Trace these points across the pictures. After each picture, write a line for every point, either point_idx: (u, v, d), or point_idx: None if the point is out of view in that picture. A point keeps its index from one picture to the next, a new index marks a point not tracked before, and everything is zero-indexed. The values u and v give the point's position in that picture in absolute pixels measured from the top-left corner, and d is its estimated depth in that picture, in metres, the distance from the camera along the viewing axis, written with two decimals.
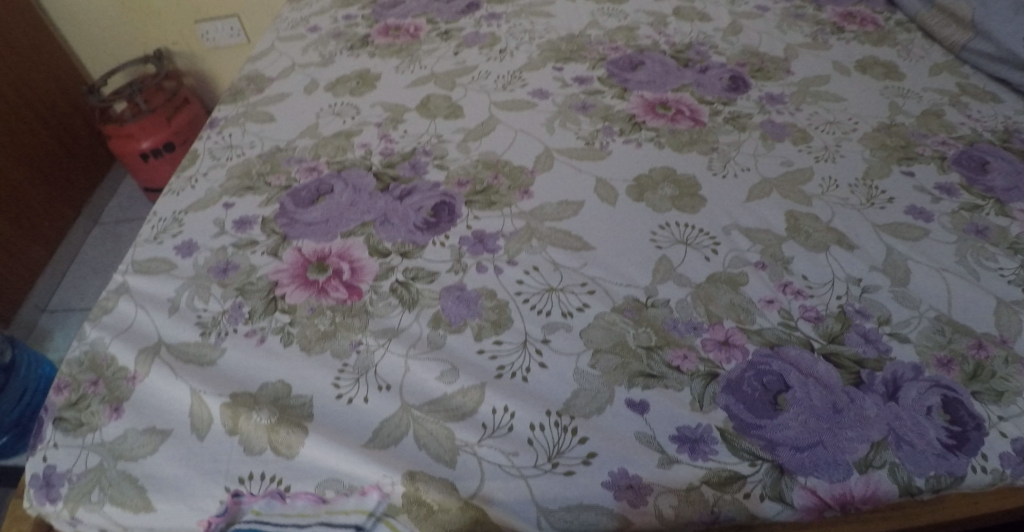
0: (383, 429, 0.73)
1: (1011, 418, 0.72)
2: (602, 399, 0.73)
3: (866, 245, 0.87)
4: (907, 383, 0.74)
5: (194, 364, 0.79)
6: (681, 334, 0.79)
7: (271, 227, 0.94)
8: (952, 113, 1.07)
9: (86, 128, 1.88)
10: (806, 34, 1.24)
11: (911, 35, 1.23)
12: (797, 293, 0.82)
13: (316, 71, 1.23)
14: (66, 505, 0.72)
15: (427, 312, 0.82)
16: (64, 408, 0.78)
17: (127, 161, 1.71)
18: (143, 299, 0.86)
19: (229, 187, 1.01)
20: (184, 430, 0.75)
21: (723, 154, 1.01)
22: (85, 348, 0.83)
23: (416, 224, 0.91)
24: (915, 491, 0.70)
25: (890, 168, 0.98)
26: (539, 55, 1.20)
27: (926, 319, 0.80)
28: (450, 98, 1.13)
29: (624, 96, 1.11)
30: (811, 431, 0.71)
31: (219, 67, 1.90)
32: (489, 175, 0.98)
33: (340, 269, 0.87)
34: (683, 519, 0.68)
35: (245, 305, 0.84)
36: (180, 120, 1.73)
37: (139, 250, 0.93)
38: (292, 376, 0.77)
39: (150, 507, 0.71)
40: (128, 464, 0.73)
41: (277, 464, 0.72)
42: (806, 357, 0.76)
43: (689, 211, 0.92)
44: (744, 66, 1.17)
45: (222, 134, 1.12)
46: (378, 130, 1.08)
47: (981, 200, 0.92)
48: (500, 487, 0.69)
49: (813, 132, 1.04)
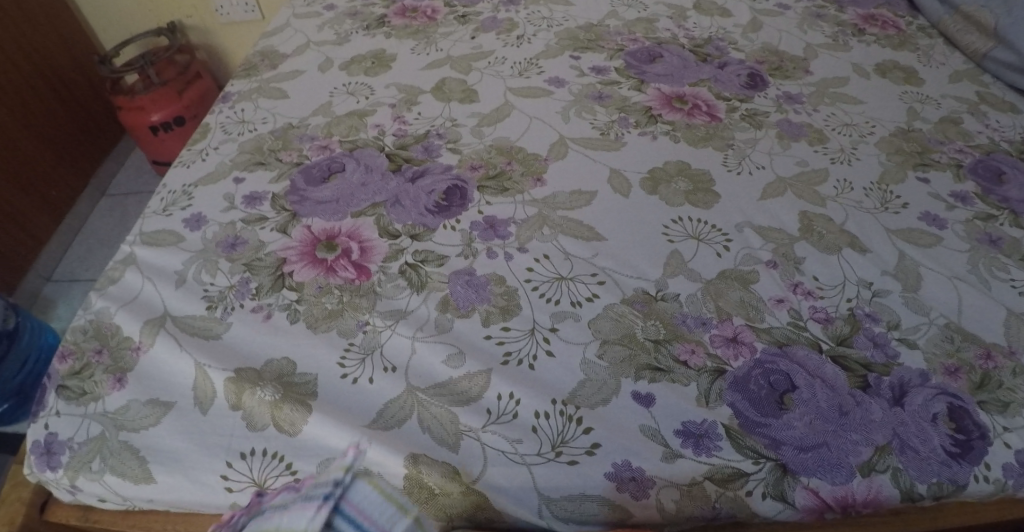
0: (387, 410, 0.73)
1: (1016, 430, 0.72)
2: (607, 390, 0.73)
3: (878, 250, 0.87)
4: (913, 389, 0.74)
5: (199, 337, 0.79)
6: (689, 329, 0.78)
7: (281, 204, 0.93)
8: (970, 121, 1.06)
9: (96, 98, 1.87)
10: (827, 34, 1.23)
11: (933, 41, 1.22)
12: (807, 294, 0.82)
13: (331, 49, 1.22)
14: (66, 472, 0.73)
15: (435, 296, 0.81)
16: (67, 376, 0.77)
17: (137, 133, 1.70)
18: (150, 271, 0.86)
19: (240, 162, 1.01)
20: (187, 403, 0.75)
21: (738, 151, 1.00)
22: (90, 317, 0.82)
23: (427, 207, 0.91)
24: (916, 497, 0.70)
25: (906, 173, 0.97)
26: (556, 43, 1.19)
27: (935, 326, 0.79)
28: (465, 82, 1.12)
29: (641, 88, 1.10)
30: (815, 432, 0.71)
31: (232, 42, 1.89)
32: (502, 161, 0.98)
33: (349, 249, 0.86)
34: (684, 513, 0.68)
35: (252, 280, 0.84)
36: (190, 94, 1.72)
37: (147, 221, 0.93)
38: (297, 353, 0.77)
39: (149, 479, 0.72)
40: (130, 435, 0.73)
41: (279, 441, 0.72)
42: (814, 358, 0.76)
43: (702, 207, 0.92)
44: (763, 63, 1.16)
45: (235, 108, 1.11)
46: (391, 111, 1.07)
47: (996, 210, 0.92)
48: (502, 473, 0.69)
49: (830, 133, 1.03)
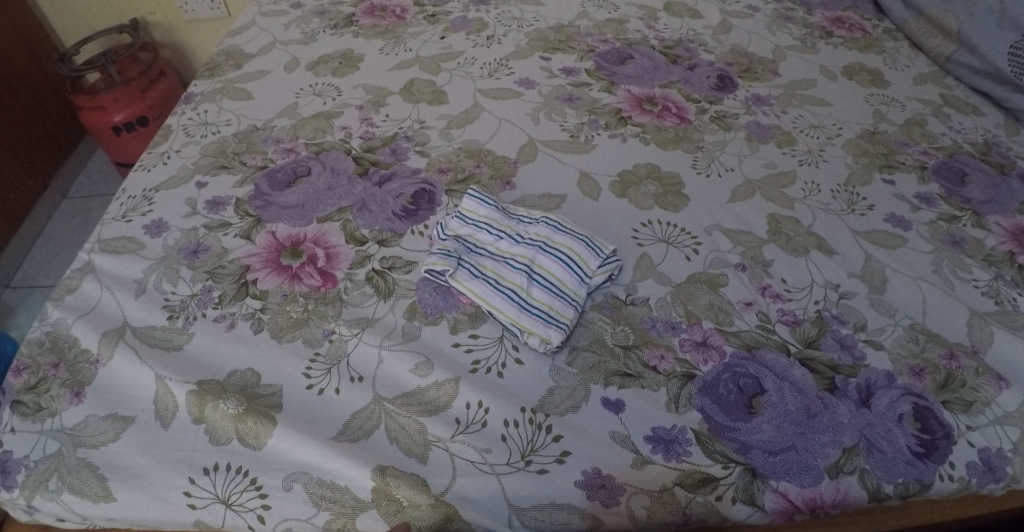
0: (354, 421, 0.71)
1: (979, 428, 0.74)
2: (577, 397, 0.72)
3: (845, 252, 0.88)
4: (879, 390, 0.75)
5: (160, 349, 0.76)
6: (658, 334, 0.78)
7: (244, 208, 0.91)
8: (934, 123, 1.07)
9: (56, 98, 1.80)
10: (794, 36, 1.24)
11: (898, 44, 1.23)
12: (775, 296, 0.82)
13: (297, 49, 1.19)
14: (21, 493, 0.69)
15: (403, 303, 0.80)
16: (22, 392, 0.74)
17: (98, 133, 1.65)
18: (109, 280, 0.83)
19: (203, 165, 0.98)
20: (149, 417, 0.72)
21: (708, 153, 1.00)
22: (46, 329, 0.79)
23: (395, 212, 0.89)
24: (883, 497, 0.70)
25: (872, 175, 0.98)
26: (527, 44, 1.18)
27: (901, 327, 0.80)
28: (435, 83, 1.10)
29: (611, 90, 1.10)
30: (784, 435, 0.71)
31: (198, 40, 1.84)
32: (471, 164, 0.97)
33: (315, 255, 0.84)
34: (655, 520, 0.68)
35: (215, 289, 0.81)
36: (154, 94, 1.67)
37: (106, 228, 0.90)
38: (262, 364, 0.75)
39: (109, 497, 0.69)
40: (88, 452, 0.70)
41: (243, 455, 0.70)
42: (782, 361, 0.76)
43: (672, 209, 0.91)
44: (732, 65, 1.17)
45: (197, 110, 1.08)
46: (359, 112, 1.05)
47: (960, 211, 0.93)
48: (472, 484, 0.68)
49: (798, 135, 1.04)
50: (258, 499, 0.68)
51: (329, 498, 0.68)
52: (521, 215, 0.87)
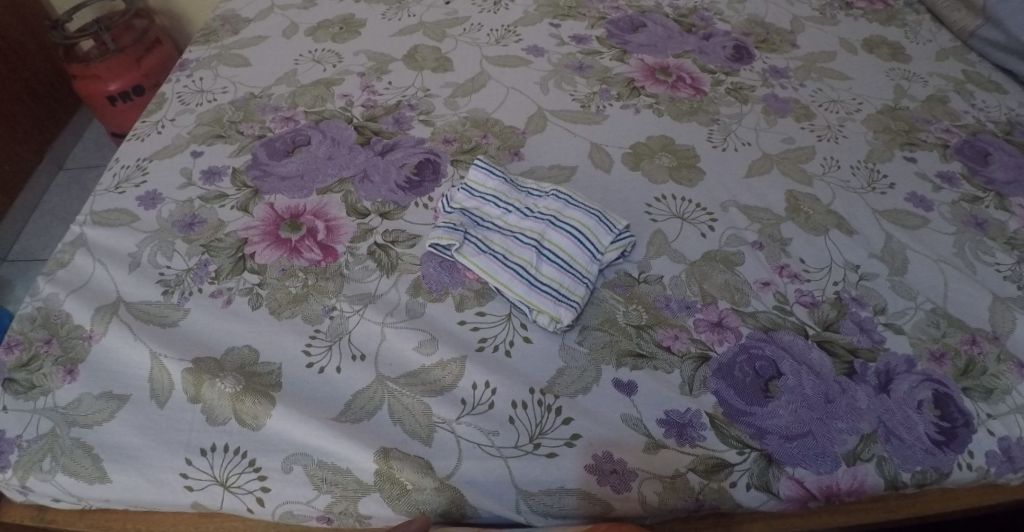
0: (356, 401, 0.69)
1: (999, 417, 0.71)
2: (588, 378, 0.70)
3: (866, 231, 0.84)
4: (899, 376, 0.72)
5: (155, 325, 0.73)
6: (672, 313, 0.75)
7: (242, 179, 0.87)
8: (956, 100, 1.03)
9: (51, 67, 1.75)
10: (814, 6, 1.19)
11: (920, 16, 1.18)
12: (793, 276, 0.79)
13: (297, 13, 1.14)
14: (15, 473, 0.67)
15: (407, 279, 0.77)
16: (14, 369, 0.71)
17: (92, 103, 1.59)
18: (102, 253, 0.80)
19: (198, 134, 0.94)
20: (144, 396, 0.69)
21: (724, 126, 0.96)
22: (38, 305, 0.76)
23: (397, 184, 0.86)
24: (900, 485, 0.68)
25: (893, 152, 0.94)
26: (536, 10, 1.13)
27: (922, 311, 0.77)
28: (439, 49, 1.06)
29: (623, 59, 1.05)
30: (801, 421, 0.68)
31: (193, 5, 1.78)
32: (478, 134, 0.93)
33: (315, 228, 0.81)
34: (666, 505, 0.66)
35: (211, 263, 0.78)
36: (150, 62, 1.61)
37: (99, 199, 0.86)
38: (260, 341, 0.72)
39: (105, 478, 0.67)
40: (83, 432, 0.68)
41: (241, 435, 0.68)
42: (800, 344, 0.74)
43: (687, 184, 0.88)
44: (749, 35, 1.12)
45: (193, 77, 1.03)
46: (360, 80, 1.01)
47: (982, 192, 0.90)
48: (478, 467, 0.65)
49: (817, 109, 1.00)
50: (257, 481, 0.66)
51: (330, 480, 0.66)
52: (530, 188, 0.83)
